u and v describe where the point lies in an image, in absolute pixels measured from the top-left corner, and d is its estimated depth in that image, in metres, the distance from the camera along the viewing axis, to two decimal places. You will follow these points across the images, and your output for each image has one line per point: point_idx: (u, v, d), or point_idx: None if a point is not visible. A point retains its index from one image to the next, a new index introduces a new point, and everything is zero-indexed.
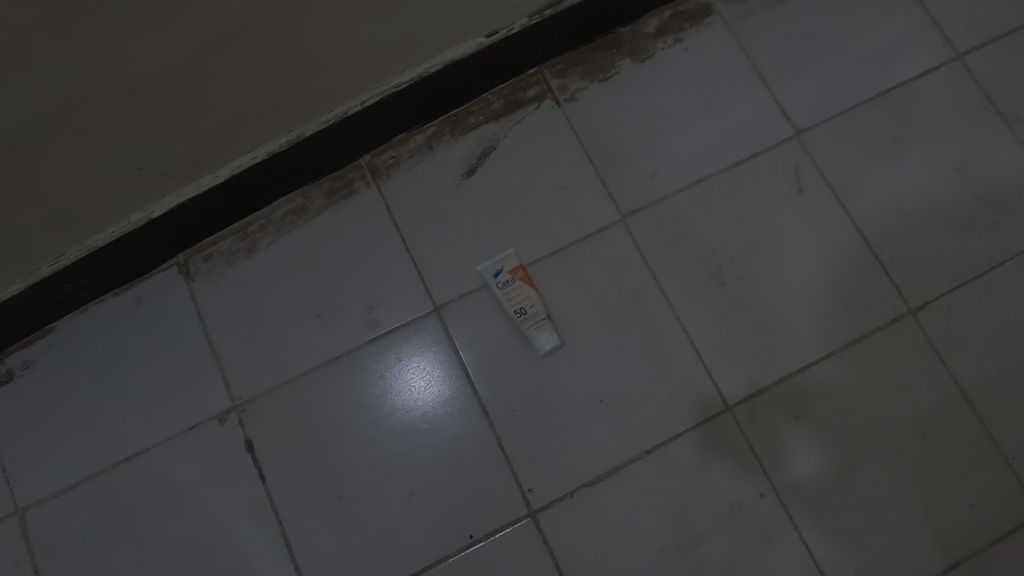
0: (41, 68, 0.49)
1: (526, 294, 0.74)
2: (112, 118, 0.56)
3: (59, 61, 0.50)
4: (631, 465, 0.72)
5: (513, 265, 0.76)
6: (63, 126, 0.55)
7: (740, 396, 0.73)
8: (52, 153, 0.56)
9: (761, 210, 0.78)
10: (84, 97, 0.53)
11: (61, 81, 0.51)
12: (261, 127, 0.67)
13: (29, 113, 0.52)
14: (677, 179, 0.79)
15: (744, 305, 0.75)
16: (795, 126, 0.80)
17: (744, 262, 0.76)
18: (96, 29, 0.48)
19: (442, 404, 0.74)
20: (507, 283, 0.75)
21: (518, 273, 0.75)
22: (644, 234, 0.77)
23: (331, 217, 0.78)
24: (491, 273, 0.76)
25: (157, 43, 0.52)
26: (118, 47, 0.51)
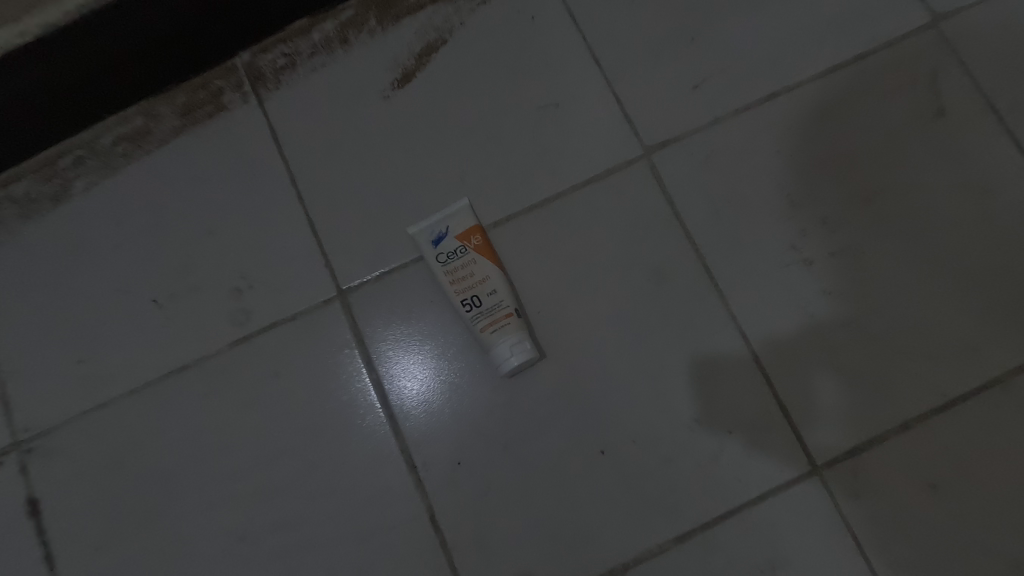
0: None
1: (484, 274, 0.45)
2: None
3: None
4: (649, 560, 0.43)
5: (466, 226, 0.46)
6: None
7: (836, 451, 0.44)
8: None
9: (874, 144, 0.47)
10: None
11: None
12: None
13: None
14: (735, 92, 0.49)
15: (844, 297, 0.46)
16: (932, 8, 0.49)
17: (844, 227, 0.46)
18: None
19: (368, 443, 0.45)
20: (456, 255, 0.45)
21: (472, 239, 0.46)
22: (678, 180, 0.48)
23: (184, 148, 0.50)
24: (430, 238, 0.46)
25: None
26: None
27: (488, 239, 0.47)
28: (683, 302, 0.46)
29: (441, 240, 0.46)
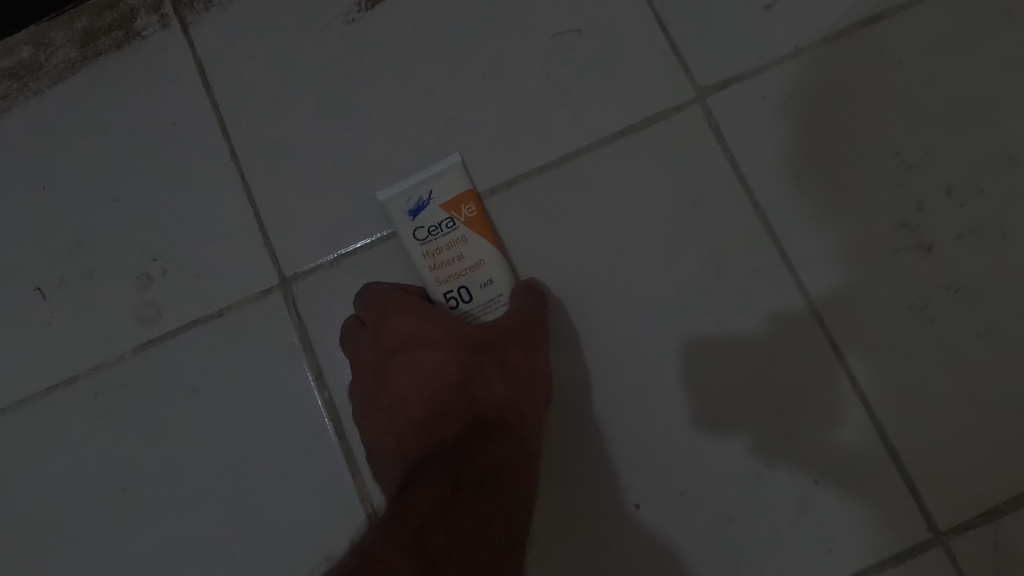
0: None
1: (476, 259, 0.33)
2: None
3: None
4: None
5: (455, 193, 0.33)
6: None
7: (964, 511, 0.32)
8: None
9: (1021, 84, 0.34)
10: None
11: None
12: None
13: None
14: (824, 14, 0.35)
15: (975, 297, 0.33)
16: None
17: (976, 200, 0.34)
18: None
19: (321, 487, 0.34)
20: (440, 232, 0.33)
21: (464, 209, 0.33)
22: (745, 134, 0.35)
23: (85, 89, 0.38)
24: (405, 207, 0.33)
25: None
26: None
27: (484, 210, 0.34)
28: (749, 300, 0.34)
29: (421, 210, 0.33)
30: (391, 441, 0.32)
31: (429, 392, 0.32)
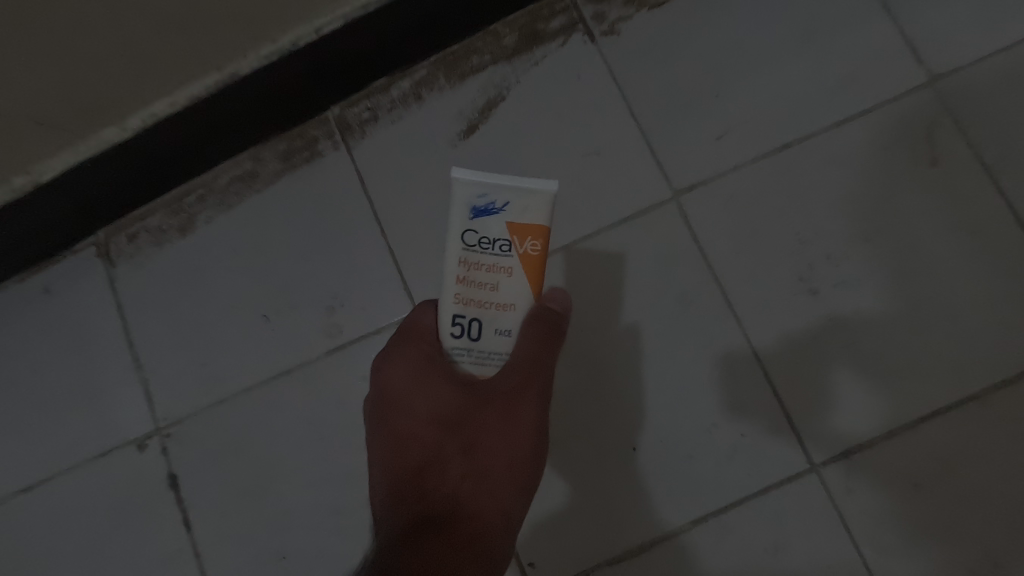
0: None
1: (508, 299, 0.38)
2: None
3: None
4: (671, 539, 0.52)
5: (525, 221, 0.37)
6: None
7: (833, 452, 0.52)
8: None
9: (873, 190, 0.55)
10: None
11: None
12: (174, 53, 0.49)
13: None
14: (755, 142, 0.56)
15: (842, 322, 0.54)
16: (930, 70, 0.56)
17: (845, 262, 0.54)
18: None
19: None
20: (490, 249, 0.37)
21: (526, 243, 0.37)
22: (704, 219, 0.56)
23: (286, 188, 0.60)
24: (475, 201, 0.37)
25: None
26: None
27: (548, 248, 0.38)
28: (705, 324, 0.54)
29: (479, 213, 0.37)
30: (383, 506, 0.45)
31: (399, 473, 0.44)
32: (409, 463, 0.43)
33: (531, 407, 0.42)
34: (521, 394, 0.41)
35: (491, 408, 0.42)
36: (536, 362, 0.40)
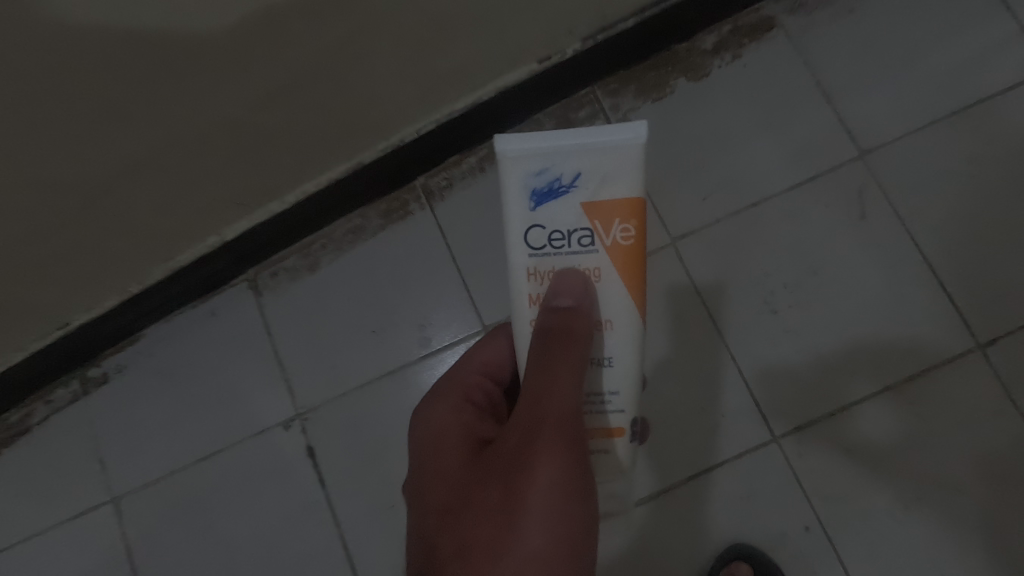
0: (127, 120, 0.53)
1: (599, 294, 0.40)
2: (189, 157, 0.60)
3: (145, 114, 0.53)
4: (671, 492, 0.71)
5: (599, 199, 0.39)
6: (149, 169, 0.59)
7: (789, 427, 0.71)
8: (138, 193, 0.61)
9: (819, 236, 0.75)
10: (161, 142, 0.56)
11: (145, 131, 0.54)
12: (325, 151, 0.70)
13: (119, 158, 0.56)
14: (732, 202, 0.76)
15: (796, 334, 0.73)
16: (861, 146, 0.76)
17: (798, 289, 0.74)
18: (181, 78, 0.51)
19: None
20: (565, 239, 0.39)
21: (606, 223, 0.39)
22: (695, 258, 0.75)
23: (386, 237, 0.82)
24: (531, 185, 0.39)
25: (226, 89, 0.55)
26: (193, 92, 0.53)
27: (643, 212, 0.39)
28: (696, 336, 0.74)
29: (544, 198, 0.39)
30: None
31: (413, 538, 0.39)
32: (420, 538, 0.39)
33: (549, 471, 0.36)
34: (532, 452, 0.37)
35: (514, 487, 0.36)
36: (550, 407, 0.38)
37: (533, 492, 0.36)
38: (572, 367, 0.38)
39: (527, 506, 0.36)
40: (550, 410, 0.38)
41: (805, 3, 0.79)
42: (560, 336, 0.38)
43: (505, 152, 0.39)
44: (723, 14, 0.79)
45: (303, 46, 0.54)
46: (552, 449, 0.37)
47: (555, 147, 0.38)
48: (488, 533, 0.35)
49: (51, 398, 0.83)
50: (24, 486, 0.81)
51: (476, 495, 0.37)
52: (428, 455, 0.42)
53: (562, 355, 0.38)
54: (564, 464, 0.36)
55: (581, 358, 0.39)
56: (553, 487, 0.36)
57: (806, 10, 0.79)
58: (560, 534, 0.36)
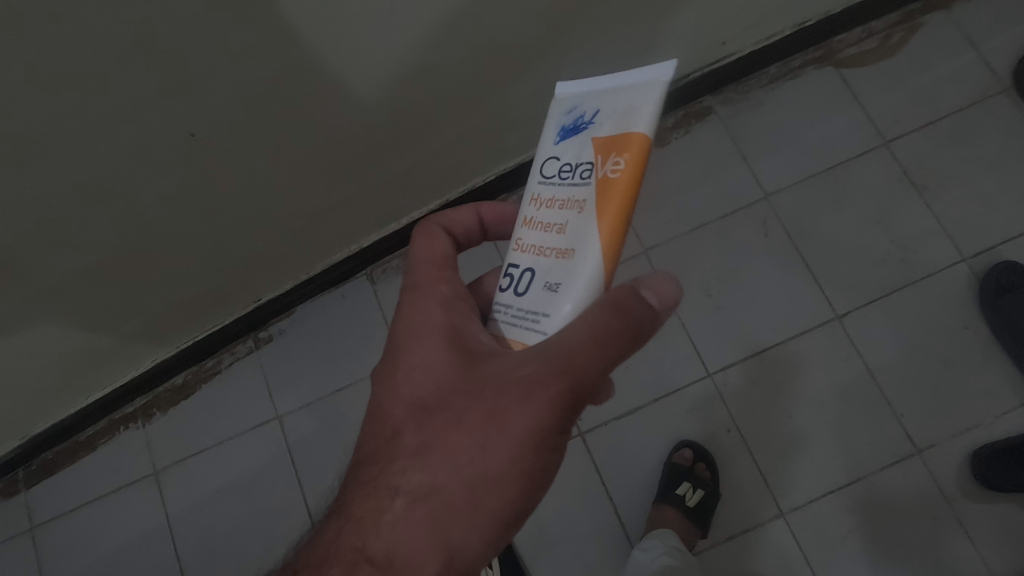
0: (348, 181, 0.98)
1: (564, 226, 0.48)
2: (366, 198, 1.05)
3: (357, 179, 0.99)
4: (643, 407, 1.13)
5: (604, 140, 0.47)
6: (345, 205, 1.04)
7: (718, 366, 1.13)
8: (334, 217, 1.06)
9: (739, 247, 1.17)
10: (357, 191, 1.02)
11: (353, 186, 1.00)
12: (431, 193, 1.14)
13: (334, 200, 1.01)
14: (683, 225, 1.19)
15: (723, 309, 1.15)
16: (765, 191, 1.19)
17: (725, 281, 1.16)
18: (381, 161, 0.98)
19: None
20: (568, 172, 0.49)
21: (604, 162, 0.46)
22: (659, 261, 1.18)
23: None
24: (564, 123, 0.51)
25: (398, 164, 1.01)
26: (383, 167, 1.00)
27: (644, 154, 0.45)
28: None
29: (568, 132, 0.51)
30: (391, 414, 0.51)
31: (417, 396, 0.50)
32: (425, 397, 0.49)
33: (540, 412, 0.45)
34: (537, 390, 0.44)
35: (503, 415, 0.46)
36: (578, 365, 0.43)
37: (519, 427, 0.45)
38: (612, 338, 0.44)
39: (507, 433, 0.45)
40: (573, 370, 0.44)
41: (730, 100, 1.24)
42: (621, 303, 0.44)
43: (557, 97, 0.53)
44: (678, 105, 1.24)
45: (439, 140, 1.00)
46: (558, 403, 0.44)
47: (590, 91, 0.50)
48: (464, 436, 0.47)
49: (234, 350, 1.25)
50: (218, 409, 1.23)
51: (466, 404, 0.47)
52: (425, 344, 0.51)
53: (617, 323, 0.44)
54: (557, 416, 0.45)
55: (625, 337, 0.44)
56: (539, 428, 0.45)
57: (731, 104, 1.24)
58: (532, 459, 0.46)
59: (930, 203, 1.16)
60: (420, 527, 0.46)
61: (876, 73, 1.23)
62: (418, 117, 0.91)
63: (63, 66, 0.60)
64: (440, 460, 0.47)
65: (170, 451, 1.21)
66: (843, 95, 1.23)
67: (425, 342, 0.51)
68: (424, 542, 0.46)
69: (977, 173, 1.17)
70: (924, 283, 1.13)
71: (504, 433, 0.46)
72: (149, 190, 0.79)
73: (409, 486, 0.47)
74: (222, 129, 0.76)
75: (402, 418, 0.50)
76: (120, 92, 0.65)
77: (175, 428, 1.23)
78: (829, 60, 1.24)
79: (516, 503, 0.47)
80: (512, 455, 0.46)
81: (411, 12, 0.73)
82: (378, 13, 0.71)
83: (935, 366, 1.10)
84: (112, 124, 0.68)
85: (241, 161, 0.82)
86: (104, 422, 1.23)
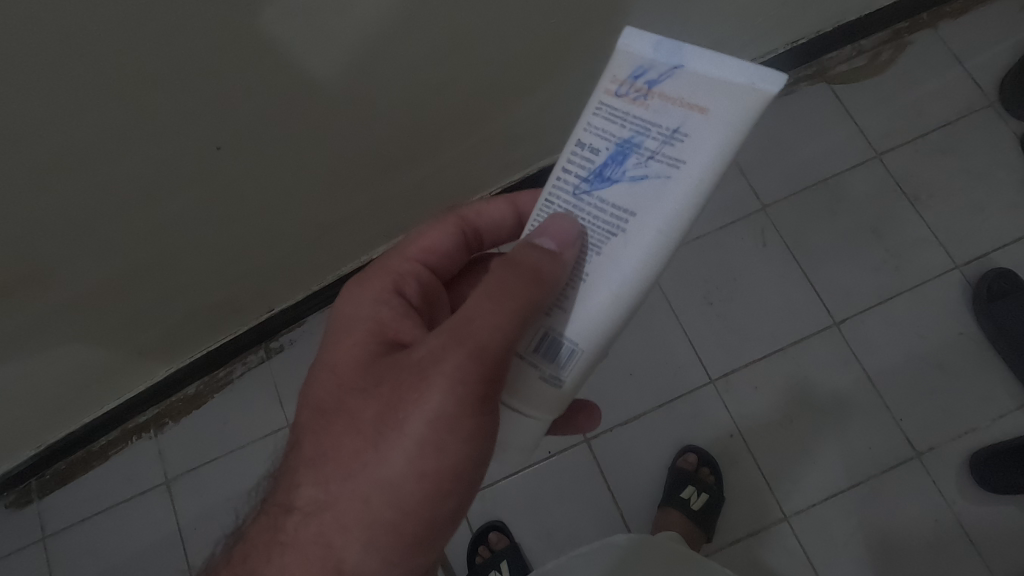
0: (361, 193, 1.02)
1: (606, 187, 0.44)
2: (377, 210, 1.09)
3: (370, 190, 1.03)
4: (648, 413, 1.15)
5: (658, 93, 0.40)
6: (357, 216, 1.08)
7: (720, 373, 1.15)
8: (346, 229, 1.09)
9: (738, 256, 1.21)
10: (368, 203, 1.06)
11: (365, 198, 1.04)
12: (439, 206, 1.18)
13: (347, 212, 1.05)
14: (684, 235, 1.23)
15: (724, 316, 1.18)
16: (762, 203, 1.23)
17: (725, 289, 1.19)
18: (394, 174, 1.02)
19: None
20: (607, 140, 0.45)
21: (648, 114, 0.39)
22: (661, 270, 1.21)
23: None
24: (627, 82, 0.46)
25: (409, 177, 1.04)
26: (395, 180, 1.03)
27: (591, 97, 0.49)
28: (662, 317, 1.19)
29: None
30: (301, 421, 0.53)
31: (322, 399, 0.52)
32: (330, 399, 0.51)
33: (437, 398, 0.45)
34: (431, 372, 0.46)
35: (400, 400, 0.47)
36: (474, 333, 0.45)
37: (416, 413, 0.46)
38: (512, 300, 0.45)
39: (405, 418, 0.46)
40: (471, 337, 0.45)
41: None
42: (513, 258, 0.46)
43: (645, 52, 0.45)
44: None
45: (449, 154, 1.04)
46: (457, 377, 0.45)
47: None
48: (362, 431, 0.48)
49: (246, 360, 1.27)
50: (229, 418, 1.25)
51: (364, 398, 0.49)
52: (343, 338, 0.54)
53: (520, 280, 0.46)
54: (455, 395, 0.45)
55: (520, 290, 0.45)
56: (439, 410, 0.45)
57: None
58: (433, 454, 0.47)
59: (922, 212, 1.20)
60: (320, 531, 0.49)
61: (867, 88, 1.28)
62: (429, 130, 0.96)
63: (99, 90, 0.63)
64: (337, 460, 0.49)
65: (181, 461, 1.23)
66: (835, 109, 1.27)
67: (344, 335, 0.54)
68: (323, 546, 0.48)
69: (967, 184, 1.21)
70: (919, 290, 1.17)
71: (401, 420, 0.46)
72: (174, 203, 0.83)
73: (310, 492, 0.49)
74: (243, 144, 0.79)
75: (309, 421, 0.52)
76: (154, 112, 0.68)
77: (187, 438, 1.25)
78: (821, 76, 1.30)
79: (420, 501, 0.48)
80: (412, 443, 0.46)
81: (424, 34, 0.77)
82: (395, 35, 0.75)
83: (932, 371, 1.13)
84: (144, 141, 0.71)
85: (259, 173, 0.86)
86: (115, 431, 1.25)
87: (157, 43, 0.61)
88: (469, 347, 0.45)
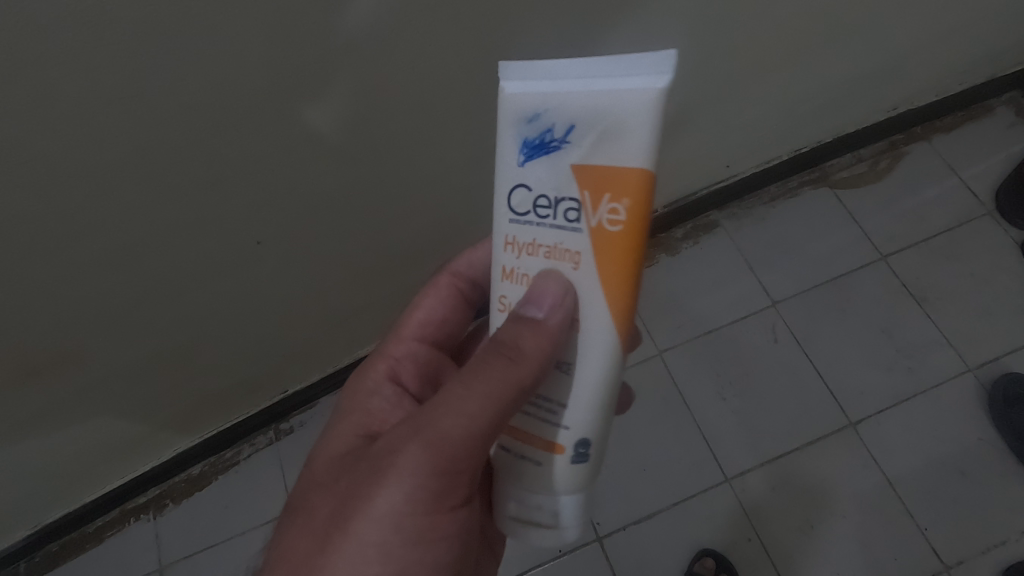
0: (386, 282, 1.06)
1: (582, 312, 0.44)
2: (398, 297, 1.12)
3: (394, 279, 1.07)
4: (662, 511, 1.12)
5: (618, 179, 0.41)
6: (380, 303, 1.11)
7: (735, 472, 1.13)
8: (368, 314, 1.12)
9: (750, 351, 1.22)
10: (391, 291, 1.09)
11: (389, 285, 1.07)
12: None
13: (370, 298, 1.08)
14: (695, 329, 1.25)
15: (738, 412, 1.18)
16: (773, 299, 1.26)
17: (737, 384, 1.20)
18: (418, 265, 1.06)
19: None
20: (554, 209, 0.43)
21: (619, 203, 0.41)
22: (674, 364, 1.22)
23: None
24: (524, 135, 0.43)
25: (431, 267, 1.08)
26: (419, 271, 1.08)
27: (648, 192, 0.41)
28: (675, 411, 1.18)
29: (534, 148, 0.43)
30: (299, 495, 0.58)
31: (320, 471, 0.57)
32: (325, 472, 0.56)
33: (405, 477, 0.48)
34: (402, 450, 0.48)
35: (363, 494, 0.49)
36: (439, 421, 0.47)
37: (391, 492, 0.48)
38: (489, 379, 0.46)
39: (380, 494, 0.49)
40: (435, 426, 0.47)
41: (734, 215, 1.35)
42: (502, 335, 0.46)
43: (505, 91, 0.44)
44: (685, 220, 1.34)
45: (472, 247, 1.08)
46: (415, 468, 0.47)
47: (552, 94, 0.42)
48: (338, 505, 0.50)
49: (255, 441, 1.26)
50: (234, 500, 1.22)
51: (348, 474, 0.52)
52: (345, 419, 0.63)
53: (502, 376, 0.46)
54: (415, 483, 0.48)
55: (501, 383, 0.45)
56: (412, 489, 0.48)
57: (735, 219, 1.34)
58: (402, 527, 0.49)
59: (931, 314, 1.22)
60: None
61: (868, 194, 1.35)
62: (454, 224, 1.00)
63: (160, 193, 0.69)
64: (311, 540, 0.50)
65: (179, 546, 1.19)
66: (839, 213, 1.33)
67: (347, 421, 0.62)
68: None
69: (973, 288, 1.24)
70: (934, 391, 1.17)
71: (355, 518, 0.49)
72: (210, 291, 0.87)
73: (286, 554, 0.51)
74: (283, 238, 0.85)
75: (297, 493, 0.57)
76: (204, 211, 0.74)
77: (188, 521, 1.21)
78: (823, 181, 1.37)
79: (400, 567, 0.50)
80: (378, 540, 0.49)
81: (456, 143, 0.84)
82: (431, 146, 0.82)
83: (953, 476, 1.10)
84: (192, 236, 0.76)
85: (293, 264, 0.90)
86: (115, 512, 1.22)
87: (217, 155, 0.68)
88: (428, 437, 0.47)
